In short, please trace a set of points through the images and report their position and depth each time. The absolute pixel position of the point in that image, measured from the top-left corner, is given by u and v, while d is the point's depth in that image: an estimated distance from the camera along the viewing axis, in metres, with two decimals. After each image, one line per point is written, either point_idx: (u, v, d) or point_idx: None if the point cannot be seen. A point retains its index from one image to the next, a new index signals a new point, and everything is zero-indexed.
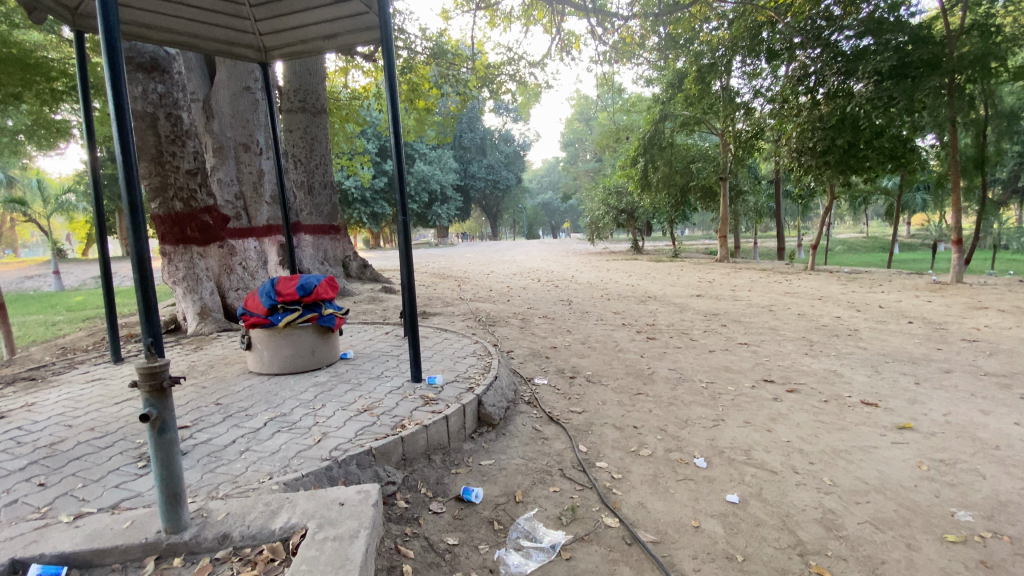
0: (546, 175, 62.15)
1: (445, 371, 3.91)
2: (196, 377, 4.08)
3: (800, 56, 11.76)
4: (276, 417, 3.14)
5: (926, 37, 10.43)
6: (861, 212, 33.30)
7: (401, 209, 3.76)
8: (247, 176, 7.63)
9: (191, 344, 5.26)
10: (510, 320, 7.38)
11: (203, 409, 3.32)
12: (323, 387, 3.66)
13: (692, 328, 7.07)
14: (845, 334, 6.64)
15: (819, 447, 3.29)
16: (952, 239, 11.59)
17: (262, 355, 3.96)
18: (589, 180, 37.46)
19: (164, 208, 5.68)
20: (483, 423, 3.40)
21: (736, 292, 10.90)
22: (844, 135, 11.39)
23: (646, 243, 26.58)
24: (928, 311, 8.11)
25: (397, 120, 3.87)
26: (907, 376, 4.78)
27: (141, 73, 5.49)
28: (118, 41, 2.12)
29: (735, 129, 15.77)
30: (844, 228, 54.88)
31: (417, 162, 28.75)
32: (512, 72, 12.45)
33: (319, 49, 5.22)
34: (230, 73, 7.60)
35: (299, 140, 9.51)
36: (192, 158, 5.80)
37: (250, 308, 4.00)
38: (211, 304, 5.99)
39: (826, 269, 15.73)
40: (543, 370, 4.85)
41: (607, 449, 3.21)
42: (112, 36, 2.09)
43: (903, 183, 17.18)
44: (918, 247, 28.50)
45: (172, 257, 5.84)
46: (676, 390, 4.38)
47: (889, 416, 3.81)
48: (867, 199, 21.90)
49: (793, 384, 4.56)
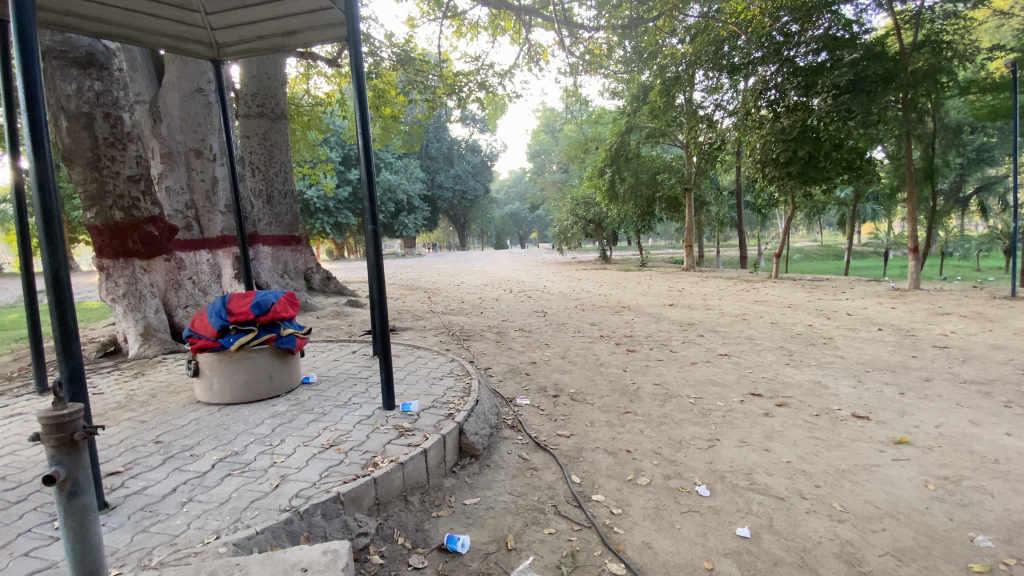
0: (512, 186, 62.37)
1: (420, 395, 3.56)
2: (135, 409, 3.57)
3: (760, 70, 12.10)
4: (226, 457, 2.73)
5: (879, 53, 10.81)
6: (817, 222, 34.65)
7: (370, 217, 3.42)
8: (199, 184, 7.09)
9: (132, 370, 4.71)
10: (485, 334, 7.06)
11: (140, 450, 2.87)
12: (283, 418, 3.26)
13: (671, 340, 6.93)
14: (821, 343, 6.63)
15: (821, 468, 3.12)
16: (908, 246, 12.04)
17: (211, 383, 3.53)
18: (556, 191, 37.68)
19: (101, 217, 5.14)
20: (465, 454, 3.07)
21: (708, 301, 10.91)
22: (805, 147, 11.67)
23: (614, 253, 26.79)
24: (893, 317, 8.28)
25: (366, 121, 3.54)
26: (890, 386, 4.73)
27: (75, 69, 4.95)
28: (32, 31, 2.03)
29: (698, 141, 16.07)
30: (800, 236, 57.30)
31: (383, 172, 28.18)
32: (480, 81, 12.26)
33: (278, 46, 4.83)
34: (180, 73, 7.02)
35: (257, 147, 8.97)
36: (135, 163, 5.25)
37: (198, 330, 3.55)
38: (156, 324, 5.41)
39: (789, 278, 16.06)
40: (524, 389, 4.55)
41: (602, 479, 2.94)
42: (24, 25, 2.00)
43: (856, 196, 17.92)
44: (869, 255, 29.81)
45: (111, 272, 5.29)
46: (664, 407, 4.17)
47: (883, 430, 3.70)
48: (823, 210, 22.75)
49: (782, 397, 4.42)
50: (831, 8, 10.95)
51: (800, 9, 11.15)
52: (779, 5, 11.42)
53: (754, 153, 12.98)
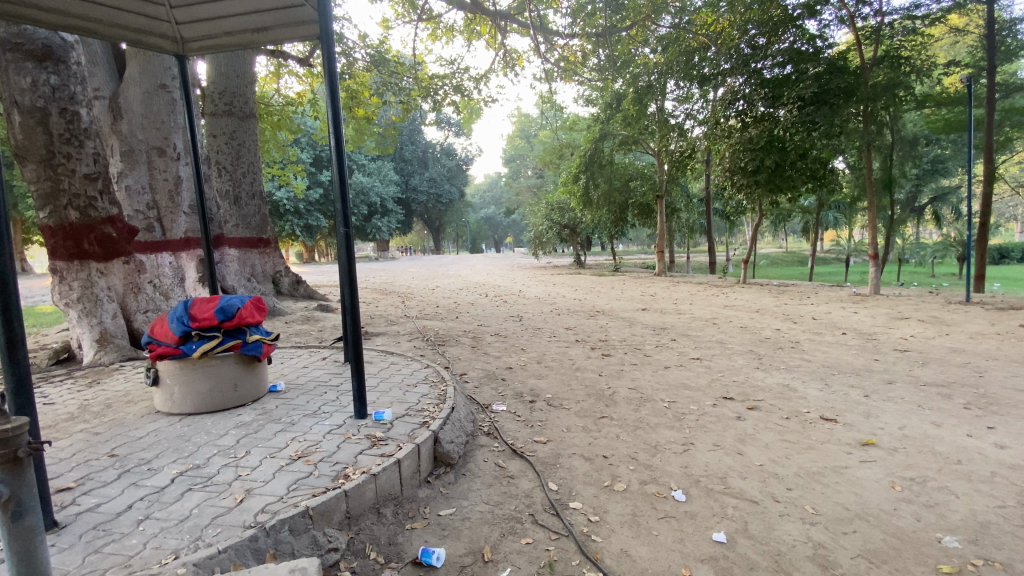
0: (487, 190, 62.35)
1: (393, 403, 3.47)
2: (88, 420, 3.37)
3: (729, 80, 12.43)
4: (187, 471, 2.59)
5: (841, 67, 11.21)
6: (783, 229, 35.71)
7: (342, 220, 3.32)
8: (162, 183, 6.83)
9: (86, 378, 4.46)
10: (460, 339, 6.98)
11: (93, 464, 2.70)
12: (248, 428, 3.12)
13: (644, 344, 6.99)
14: (789, 347, 6.81)
15: (793, 470, 3.17)
16: (869, 253, 12.48)
17: (172, 392, 3.36)
18: (531, 196, 37.84)
19: (54, 217, 4.84)
20: (440, 463, 3.00)
21: (680, 305, 11.09)
22: (771, 156, 12.02)
23: (588, 258, 26.97)
24: (856, 322, 8.56)
25: (337, 120, 3.45)
26: (855, 389, 4.88)
27: (31, 62, 4.66)
28: None
29: (669, 149, 16.38)
30: (766, 242, 58.95)
31: (356, 174, 27.77)
32: (456, 85, 12.20)
33: (247, 43, 4.68)
34: (143, 68, 6.72)
35: (224, 146, 8.69)
36: (92, 160, 4.98)
37: (158, 336, 3.38)
38: (113, 330, 5.14)
39: (757, 283, 16.48)
40: (500, 395, 4.49)
41: (579, 486, 2.91)
42: None
43: (819, 204, 18.56)
44: (832, 262, 30.91)
45: (64, 275, 5.00)
46: (639, 411, 4.18)
47: (850, 432, 3.80)
48: (788, 217, 23.49)
49: (753, 401, 4.50)
50: (795, 23, 11.35)
51: (767, 23, 11.53)
52: (747, 19, 11.77)
53: (724, 161, 13.29)
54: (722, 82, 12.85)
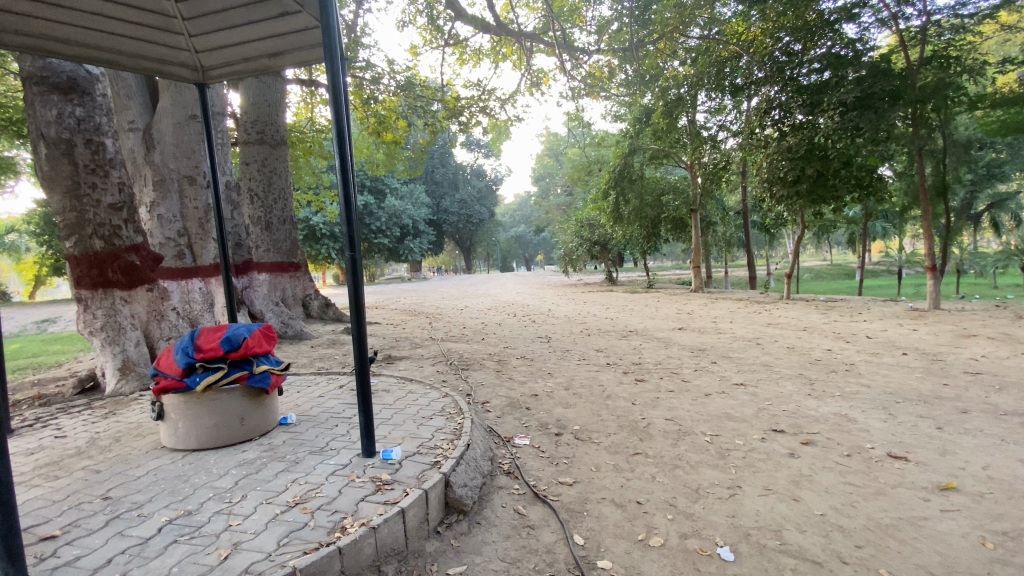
0: (517, 209, 62.55)
1: (405, 440, 3.21)
2: (92, 457, 3.25)
3: (764, 89, 11.94)
4: (176, 518, 2.39)
5: (885, 70, 10.59)
6: (825, 241, 34.16)
7: (349, 244, 3.12)
8: (193, 211, 6.90)
9: (103, 409, 4.39)
10: (485, 363, 6.70)
11: (84, 509, 2.53)
12: (250, 467, 2.92)
13: (682, 368, 6.52)
14: (843, 370, 6.21)
15: (861, 523, 2.73)
16: (925, 265, 11.60)
17: (176, 427, 3.21)
18: (561, 214, 37.67)
19: (80, 247, 4.87)
20: (452, 510, 2.72)
21: (719, 324, 10.50)
22: (813, 165, 11.39)
23: (620, 275, 26.40)
24: (916, 340, 7.82)
25: (342, 137, 3.21)
26: (924, 419, 4.31)
27: (56, 94, 4.79)
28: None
29: (703, 162, 15.90)
30: (810, 254, 56.50)
31: (388, 197, 28.27)
32: (482, 106, 12.20)
33: (266, 69, 4.64)
34: (174, 100, 6.88)
35: (256, 173, 8.78)
36: (117, 190, 5.05)
37: (163, 368, 3.25)
38: (136, 357, 5.12)
39: (801, 299, 15.59)
40: (524, 427, 4.18)
41: (609, 540, 2.56)
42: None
43: (865, 214, 17.59)
44: (882, 275, 29.26)
45: (89, 303, 5.03)
46: (677, 447, 3.78)
47: (925, 473, 3.30)
48: (832, 229, 22.41)
49: (807, 434, 4.02)
50: (833, 27, 10.84)
51: (802, 28, 11.03)
52: (780, 26, 11.32)
53: (761, 172, 12.70)
54: (756, 91, 12.35)
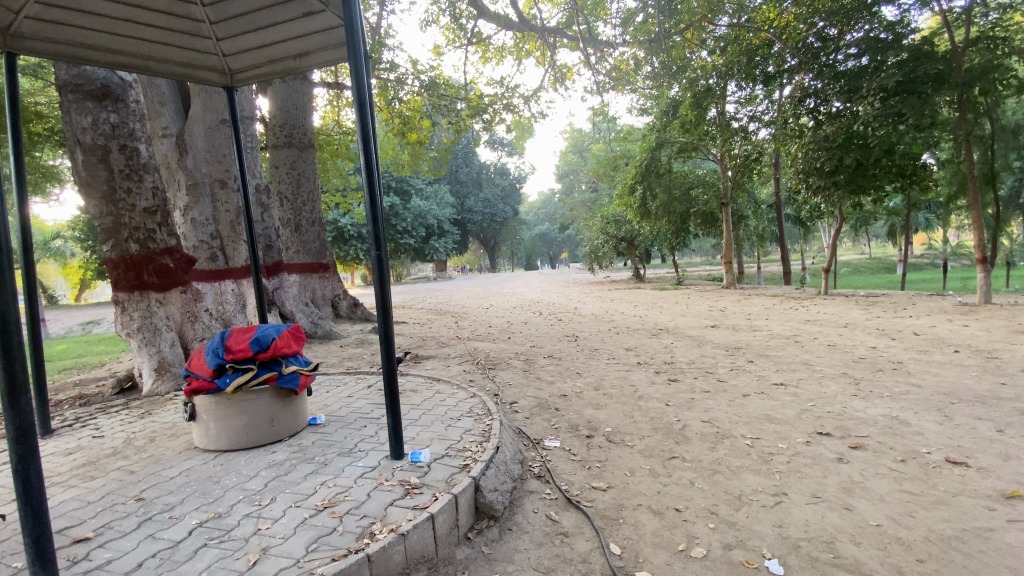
0: (541, 207, 62.26)
1: (434, 441, 3.14)
2: (128, 457, 3.30)
3: (797, 77, 11.50)
4: (205, 521, 2.37)
5: (928, 53, 10.04)
6: (863, 233, 32.85)
7: (374, 242, 3.07)
8: (225, 214, 7.01)
9: (140, 409, 4.48)
10: (513, 362, 6.61)
11: (119, 511, 2.55)
12: (279, 469, 2.90)
13: (717, 367, 6.30)
14: (889, 369, 5.88)
15: (920, 534, 2.52)
16: (975, 257, 10.98)
17: (208, 428, 3.22)
18: (586, 211, 37.32)
19: (116, 250, 5.00)
20: (483, 516, 2.63)
21: (753, 321, 10.13)
22: (852, 154, 10.84)
23: (647, 271, 25.94)
24: (968, 337, 7.37)
25: (367, 136, 3.14)
26: (983, 421, 4.01)
27: (91, 102, 4.92)
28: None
29: (733, 153, 15.44)
30: (847, 248, 54.47)
31: (414, 198, 28.48)
32: (506, 104, 12.11)
33: (291, 70, 4.61)
34: (205, 105, 7.02)
35: (285, 176, 8.89)
36: (151, 195, 5.16)
37: (194, 369, 3.27)
38: (171, 358, 5.23)
39: (840, 294, 14.97)
40: (554, 428, 4.08)
41: (648, 550, 2.44)
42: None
43: (907, 205, 16.78)
44: (925, 268, 27.89)
45: (126, 306, 5.16)
46: (716, 451, 3.62)
47: (989, 480, 3.04)
48: (871, 221, 21.47)
49: (855, 438, 3.78)
50: (870, 10, 10.33)
51: (838, 12, 10.58)
52: (814, 11, 10.88)
53: (796, 163, 12.20)
54: (789, 79, 11.91)
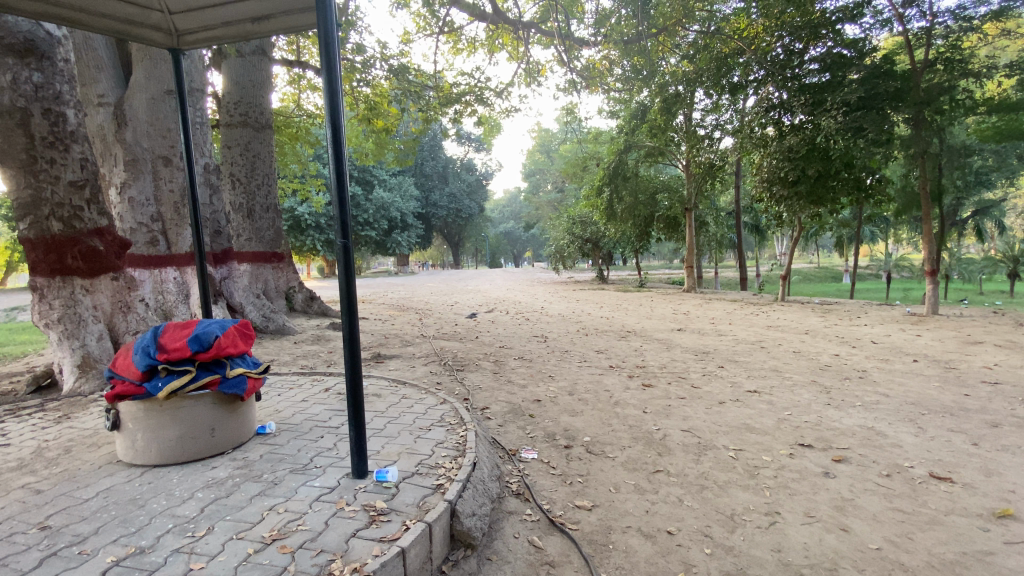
0: (506, 205, 61.93)
1: (402, 456, 2.81)
2: (35, 472, 2.79)
3: (763, 89, 11.64)
4: (124, 559, 1.95)
5: (887, 71, 10.38)
6: (813, 243, 34.37)
7: (340, 231, 2.68)
8: (167, 195, 6.35)
9: (56, 413, 3.89)
10: (481, 363, 6.30)
11: (15, 544, 2.08)
12: (220, 489, 2.49)
13: (689, 371, 6.21)
14: (856, 377, 5.93)
15: (924, 560, 2.39)
16: (924, 270, 11.51)
17: (134, 439, 2.76)
18: (552, 210, 37.34)
19: (35, 229, 4.37)
20: (459, 545, 2.33)
21: (718, 326, 10.20)
22: (814, 165, 11.08)
23: (610, 273, 26.07)
24: (923, 346, 7.61)
25: (336, 116, 2.73)
26: (956, 434, 4.02)
27: (11, 57, 4.24)
28: None
29: (699, 160, 15.61)
30: (799, 255, 56.83)
31: (376, 189, 27.57)
32: (477, 96, 11.71)
33: (248, 34, 4.13)
34: (149, 73, 6.30)
35: (239, 158, 8.21)
36: (79, 167, 4.54)
37: (119, 371, 2.80)
38: (97, 354, 4.63)
39: (796, 301, 15.41)
40: (530, 437, 3.81)
41: None
42: None
43: (858, 219, 17.52)
44: (869, 279, 29.38)
45: (45, 292, 4.52)
46: (700, 463, 3.44)
47: (977, 498, 2.98)
48: (825, 232, 22.32)
49: (838, 450, 3.69)
50: (833, 27, 10.54)
51: (805, 27, 10.75)
52: (782, 24, 11.03)
53: (761, 172, 12.38)
54: (755, 89, 12.04)
